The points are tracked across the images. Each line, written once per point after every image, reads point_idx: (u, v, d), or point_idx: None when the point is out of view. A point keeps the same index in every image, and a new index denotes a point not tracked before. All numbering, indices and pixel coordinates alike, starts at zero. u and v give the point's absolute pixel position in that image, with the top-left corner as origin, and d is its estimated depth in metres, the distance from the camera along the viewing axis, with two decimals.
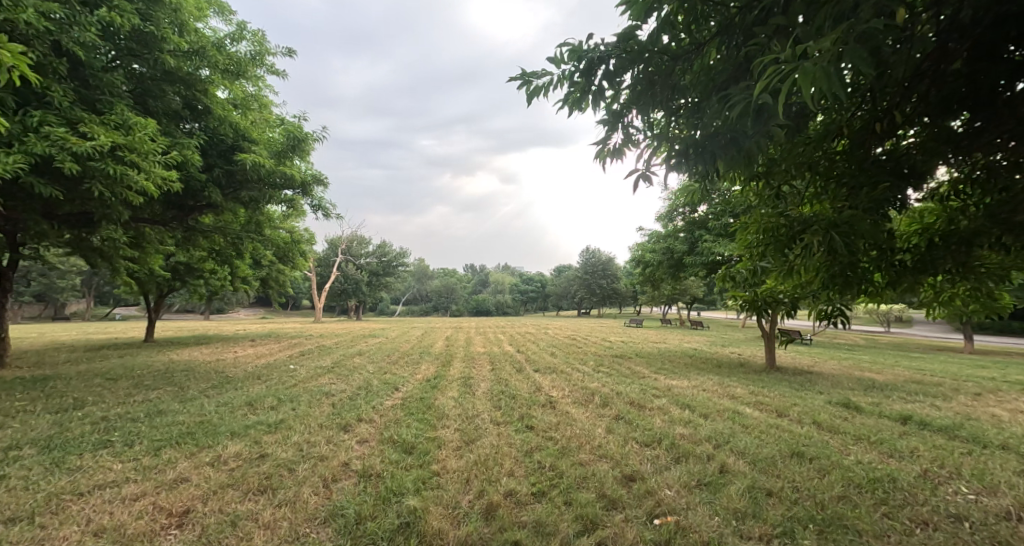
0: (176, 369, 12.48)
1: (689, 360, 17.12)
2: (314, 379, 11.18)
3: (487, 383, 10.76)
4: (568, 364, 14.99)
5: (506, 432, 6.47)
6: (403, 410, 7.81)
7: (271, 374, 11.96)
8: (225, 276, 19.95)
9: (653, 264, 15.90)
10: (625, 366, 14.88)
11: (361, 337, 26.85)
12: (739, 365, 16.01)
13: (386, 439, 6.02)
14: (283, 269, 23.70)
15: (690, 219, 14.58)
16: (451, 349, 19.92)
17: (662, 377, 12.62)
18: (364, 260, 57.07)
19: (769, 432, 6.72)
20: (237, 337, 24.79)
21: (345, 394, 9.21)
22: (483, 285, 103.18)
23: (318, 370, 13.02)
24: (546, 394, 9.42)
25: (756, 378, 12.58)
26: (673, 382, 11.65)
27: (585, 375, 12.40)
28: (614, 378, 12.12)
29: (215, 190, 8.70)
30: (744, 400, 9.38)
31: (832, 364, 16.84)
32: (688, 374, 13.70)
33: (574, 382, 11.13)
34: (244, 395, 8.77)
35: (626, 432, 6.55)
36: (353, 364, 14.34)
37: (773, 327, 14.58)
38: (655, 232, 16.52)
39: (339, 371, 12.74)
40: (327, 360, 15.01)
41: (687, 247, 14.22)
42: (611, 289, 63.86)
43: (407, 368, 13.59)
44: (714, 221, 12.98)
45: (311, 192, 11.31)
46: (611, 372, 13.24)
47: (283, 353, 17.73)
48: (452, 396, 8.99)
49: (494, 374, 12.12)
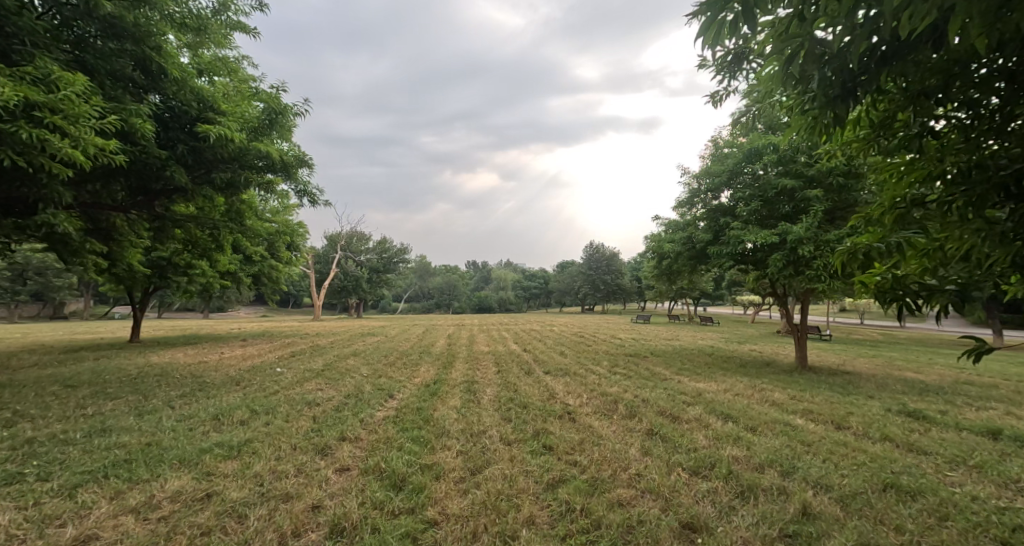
0: (151, 373, 11.33)
1: (709, 360, 15.86)
2: (299, 385, 10.00)
3: (494, 388, 9.56)
4: (581, 364, 13.76)
5: (520, 456, 5.30)
6: (396, 425, 6.63)
7: (255, 378, 10.80)
8: (213, 271, 18.79)
9: (672, 255, 14.69)
10: (643, 366, 13.68)
11: (360, 336, 25.66)
12: (765, 364, 14.78)
13: (371, 467, 4.86)
14: (276, 265, 22.50)
15: (711, 206, 13.46)
16: (453, 348, 18.68)
17: (688, 379, 11.44)
18: (364, 256, 55.88)
19: (840, 453, 5.52)
20: (229, 337, 23.64)
21: (333, 404, 8.04)
22: (486, 281, 101.93)
23: (306, 373, 11.83)
24: (563, 403, 8.22)
25: (791, 380, 11.36)
26: (702, 386, 10.45)
27: (602, 378, 11.20)
28: (636, 381, 10.94)
29: (181, 169, 7.54)
30: (789, 408, 8.16)
31: (865, 363, 15.56)
32: (714, 376, 12.47)
33: (591, 387, 9.92)
34: (214, 406, 7.59)
35: (666, 455, 5.37)
36: (348, 365, 13.16)
37: (804, 324, 13.35)
38: (672, 221, 15.31)
39: (331, 374, 11.56)
40: (319, 362, 13.83)
41: (710, 236, 12.92)
42: (616, 285, 62.59)
43: (405, 370, 12.40)
44: (742, 207, 11.67)
45: (294, 176, 10.11)
46: (630, 374, 12.04)
47: (273, 354, 16.53)
48: (454, 406, 7.81)
49: (502, 377, 10.93)
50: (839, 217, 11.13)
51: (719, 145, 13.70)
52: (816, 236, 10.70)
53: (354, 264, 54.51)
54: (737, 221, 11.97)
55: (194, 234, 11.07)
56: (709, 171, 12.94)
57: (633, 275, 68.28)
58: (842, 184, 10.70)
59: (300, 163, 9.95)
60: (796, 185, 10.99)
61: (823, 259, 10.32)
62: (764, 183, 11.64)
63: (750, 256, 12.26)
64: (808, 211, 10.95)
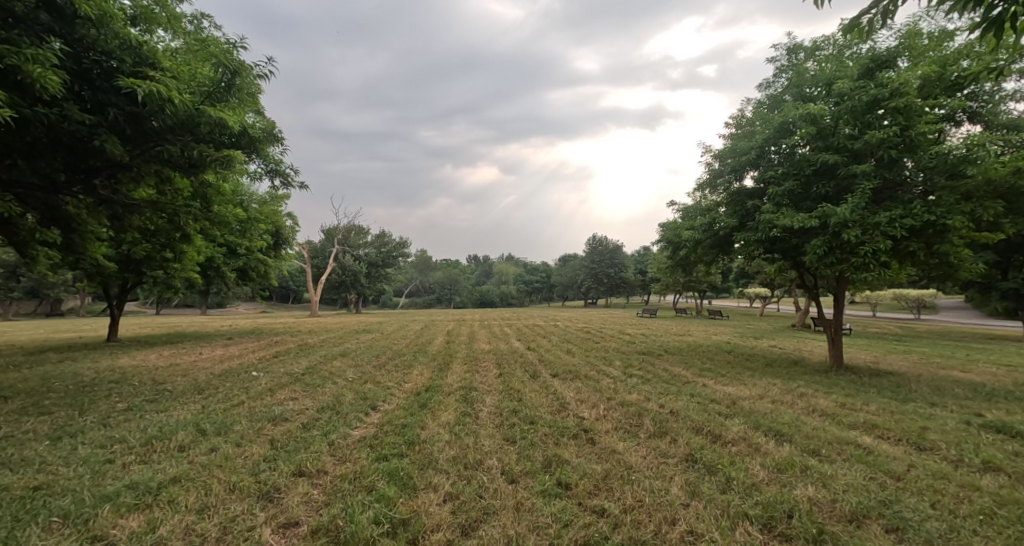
0: (109, 378, 10.05)
1: (729, 358, 14.55)
2: (271, 394, 8.73)
3: (495, 396, 8.26)
4: (592, 366, 12.41)
5: (529, 503, 4.03)
6: (373, 452, 5.33)
7: (223, 385, 9.52)
8: (193, 265, 17.45)
9: (689, 244, 13.36)
10: (660, 367, 12.36)
11: (355, 333, 24.38)
12: (793, 363, 13.41)
13: (328, 529, 3.62)
14: (262, 259, 21.14)
15: (736, 188, 12.10)
16: (450, 347, 17.39)
17: (715, 384, 10.16)
18: (362, 251, 54.40)
19: (950, 494, 4.19)
20: (215, 336, 22.41)
21: (303, 419, 6.75)
22: (488, 275, 100.36)
23: (284, 378, 10.55)
24: (577, 417, 6.90)
25: (830, 384, 10.06)
26: (733, 393, 9.14)
27: (620, 382, 9.89)
28: (657, 386, 9.64)
29: (112, 138, 6.23)
30: (846, 422, 6.82)
31: (900, 361, 14.23)
32: (742, 378, 11.15)
33: (606, 393, 8.63)
34: (156, 424, 6.30)
35: (724, 498, 4.11)
36: (333, 368, 11.85)
37: (839, 320, 11.98)
38: (689, 206, 13.97)
39: (312, 379, 10.26)
40: (302, 364, 12.52)
41: (735, 222, 11.58)
42: (620, 279, 61.03)
43: (396, 374, 11.08)
44: (773, 188, 10.31)
45: (262, 154, 8.76)
46: (649, 377, 10.74)
47: (256, 354, 15.24)
48: (447, 422, 6.52)
49: (504, 381, 9.62)
50: (886, 198, 9.77)
51: (745, 120, 12.31)
52: (862, 218, 9.35)
53: (351, 259, 53.06)
54: (768, 204, 10.63)
55: (154, 222, 9.77)
56: (735, 148, 11.53)
57: (637, 269, 66.68)
58: (894, 159, 9.34)
59: (268, 137, 8.59)
60: (840, 161, 9.62)
61: (873, 246, 8.96)
62: (801, 160, 10.27)
63: (782, 243, 10.94)
64: (853, 191, 9.59)
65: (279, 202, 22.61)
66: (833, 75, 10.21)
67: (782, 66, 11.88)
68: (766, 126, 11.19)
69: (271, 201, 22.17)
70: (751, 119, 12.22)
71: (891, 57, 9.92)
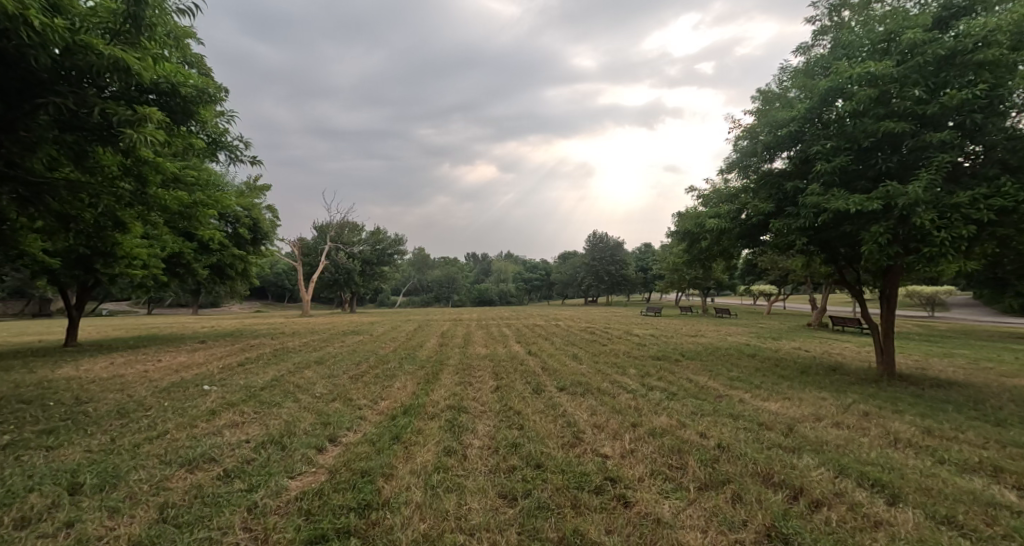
0: (25, 396, 8.36)
1: (757, 365, 12.89)
2: (213, 418, 7.04)
3: (490, 423, 6.60)
4: (605, 376, 10.76)
5: None
6: (309, 529, 3.71)
7: (161, 405, 7.84)
8: (156, 263, 15.74)
9: (714, 235, 11.65)
10: (684, 377, 10.69)
11: (342, 335, 22.63)
12: (832, 370, 11.76)
13: None
14: (239, 255, 19.46)
15: (770, 169, 10.42)
16: (443, 351, 15.70)
17: (754, 400, 8.51)
18: (357, 248, 52.67)
19: None
20: (189, 339, 20.68)
21: (233, 461, 5.07)
22: (486, 272, 98.68)
23: (241, 393, 8.87)
24: (598, 457, 5.24)
25: (892, 399, 8.44)
26: (782, 413, 7.48)
27: (641, 400, 8.23)
28: (686, 404, 7.99)
29: None
30: (955, 461, 5.18)
31: (950, 368, 12.60)
32: (782, 390, 9.49)
33: (627, 415, 6.96)
34: (17, 472, 4.60)
35: None
36: (302, 380, 10.12)
37: (890, 323, 10.32)
38: (713, 192, 12.30)
39: (272, 396, 8.56)
40: (269, 375, 10.81)
41: (772, 208, 9.90)
42: (621, 276, 59.44)
43: (374, 388, 9.41)
44: (822, 165, 8.63)
45: (200, 119, 7.05)
46: (673, 392, 9.09)
47: (223, 361, 13.57)
48: (424, 470, 4.85)
49: (502, 401, 7.94)
50: (962, 175, 8.12)
51: (780, 91, 10.64)
52: (935, 199, 7.70)
53: (345, 256, 51.37)
54: (814, 184, 8.97)
55: (76, 208, 8.08)
56: (771, 120, 9.83)
57: (638, 266, 65.05)
58: (978, 124, 7.63)
59: (204, 97, 6.86)
60: (909, 130, 7.94)
61: (952, 232, 7.32)
62: (853, 130, 8.59)
63: (828, 231, 9.31)
64: (924, 166, 7.91)
65: (258, 194, 20.88)
66: (895, 28, 8.53)
67: (824, 27, 10.19)
68: (809, 94, 9.52)
69: (249, 193, 20.44)
70: (787, 89, 10.53)
71: (966, 7, 8.24)
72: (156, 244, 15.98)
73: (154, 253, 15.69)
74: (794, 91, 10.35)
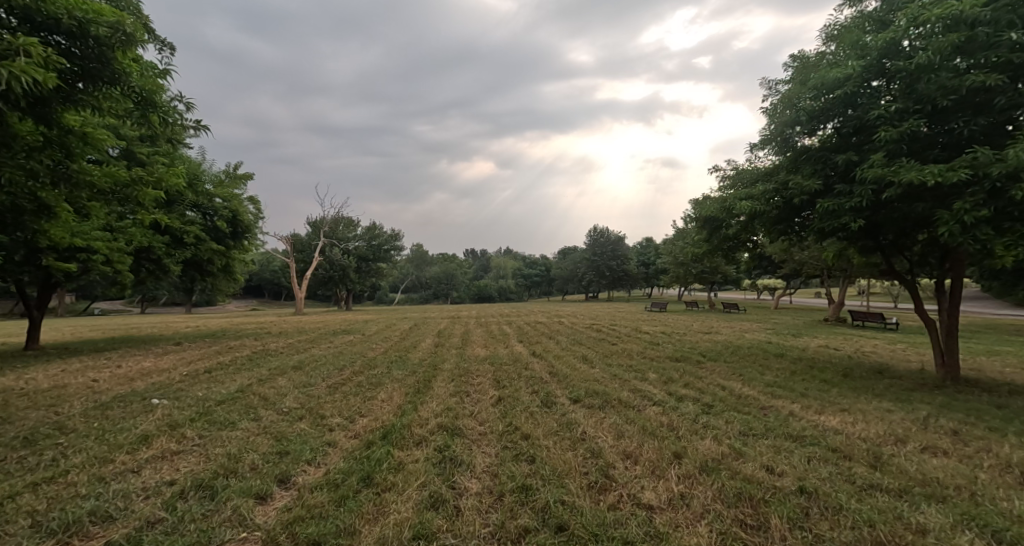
0: None
1: (791, 366, 11.46)
2: (139, 447, 5.57)
3: (492, 455, 5.19)
4: (622, 382, 9.35)
5: None
6: None
7: (83, 428, 6.37)
8: (121, 258, 14.27)
9: (746, 221, 10.24)
10: (714, 384, 9.23)
11: (330, 335, 21.10)
12: (879, 373, 10.32)
13: None
14: (217, 250, 17.97)
15: (814, 143, 8.98)
16: (438, 352, 14.26)
17: (808, 414, 7.05)
18: (352, 244, 51.12)
19: None
20: (164, 341, 19.17)
21: (134, 530, 3.70)
22: (486, 269, 96.83)
23: (191, 409, 7.39)
24: (642, 511, 3.85)
25: (973, 411, 7.03)
26: (850, 432, 6.08)
27: (673, 417, 6.77)
28: (728, 420, 6.60)
29: None
30: None
31: (1005, 369, 11.23)
32: (835, 399, 8.06)
33: (662, 441, 5.55)
34: None
35: None
36: (270, 392, 8.66)
37: (954, 320, 8.89)
38: (741, 175, 10.91)
39: (226, 413, 7.09)
40: (234, 385, 9.32)
41: (819, 185, 8.46)
42: (622, 271, 58.15)
43: (354, 401, 7.99)
44: (888, 131, 7.19)
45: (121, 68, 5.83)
46: (708, 404, 7.63)
47: (189, 366, 12.10)
48: (399, 538, 3.58)
49: (503, 423, 6.49)
50: None
51: (819, 55, 9.25)
52: None
53: (340, 252, 49.75)
54: (875, 156, 7.54)
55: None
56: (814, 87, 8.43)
57: (639, 260, 63.55)
58: None
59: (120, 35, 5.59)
60: (1002, 83, 6.51)
61: None
62: (924, 91, 7.17)
63: (889, 212, 7.90)
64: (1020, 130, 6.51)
65: (239, 184, 19.40)
66: None
67: None
68: (859, 53, 8.12)
69: (229, 183, 18.98)
70: (828, 51, 9.12)
71: None
72: (120, 237, 14.47)
73: (118, 248, 14.21)
74: (835, 52, 8.95)
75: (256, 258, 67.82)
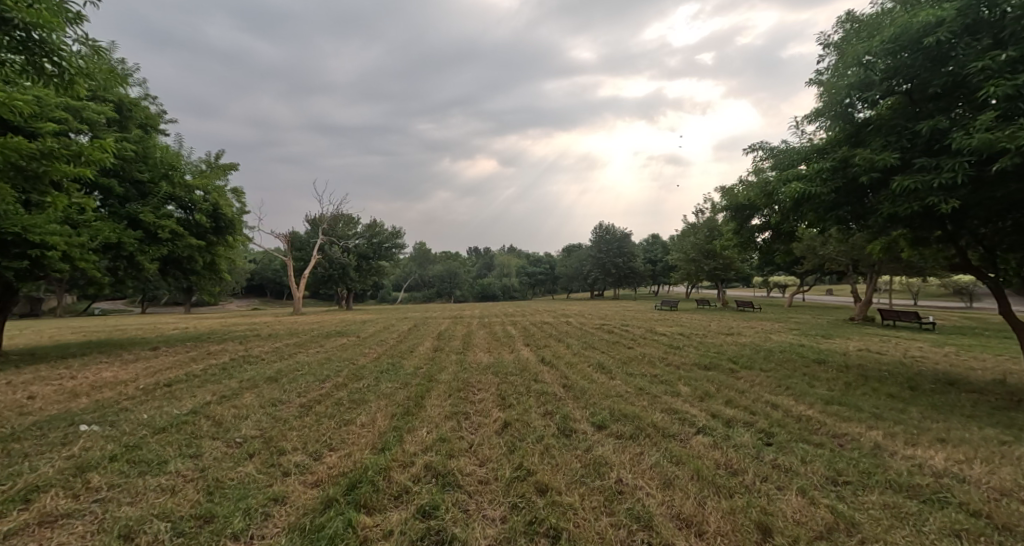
0: None
1: (843, 377, 9.92)
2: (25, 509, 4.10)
3: (497, 526, 3.92)
4: (651, 399, 7.81)
5: None
6: None
7: None
8: (83, 255, 12.83)
9: (794, 206, 8.71)
10: (762, 401, 7.68)
11: (321, 338, 19.56)
12: (953, 386, 8.73)
13: None
14: (197, 247, 16.44)
15: (881, 112, 7.52)
16: (435, 359, 12.71)
17: (901, 446, 5.48)
18: (352, 241, 49.69)
19: None
20: (141, 345, 17.64)
21: None
22: (489, 267, 94.93)
23: (119, 441, 5.84)
24: None
25: None
26: (976, 479, 4.55)
27: (729, 452, 5.25)
28: (803, 457, 5.09)
29: None
30: None
31: None
32: (921, 422, 6.53)
33: (734, 499, 4.11)
34: None
35: None
36: (228, 414, 7.13)
37: None
38: (787, 156, 9.40)
39: (160, 447, 5.58)
40: (189, 404, 7.79)
41: (897, 159, 6.93)
42: (628, 268, 56.55)
43: (326, 427, 6.49)
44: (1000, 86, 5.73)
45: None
46: (766, 432, 6.07)
47: (150, 378, 10.54)
48: None
49: (509, 470, 4.97)
50: None
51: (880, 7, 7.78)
52: None
53: (340, 250, 48.29)
54: (982, 119, 6.04)
55: None
56: (884, 42, 6.95)
57: (646, 258, 61.98)
58: None
59: None
60: None
61: None
62: None
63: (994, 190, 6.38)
64: None
65: (221, 174, 17.90)
66: None
67: None
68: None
69: (211, 173, 17.53)
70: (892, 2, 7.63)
71: None
72: (84, 231, 13.00)
73: (80, 243, 12.72)
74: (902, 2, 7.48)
75: (254, 257, 66.31)
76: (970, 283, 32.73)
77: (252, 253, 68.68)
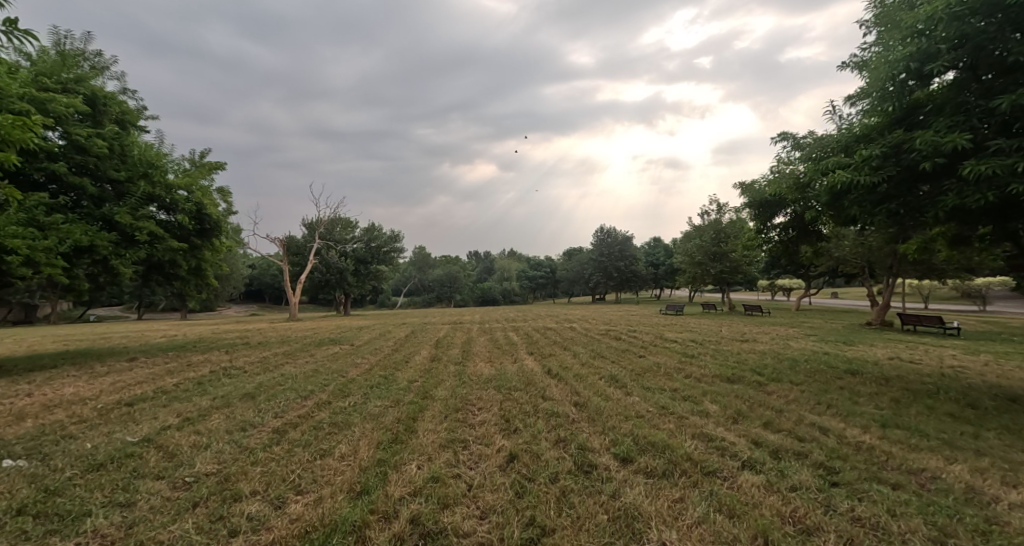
0: None
1: (886, 391, 8.85)
2: None
3: None
4: (678, 421, 6.73)
5: None
6: None
7: None
8: (50, 259, 11.81)
9: (838, 198, 7.66)
10: (808, 424, 6.61)
11: (311, 346, 18.49)
12: (1017, 403, 7.67)
13: None
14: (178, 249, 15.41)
15: (945, 90, 6.52)
16: (431, 371, 11.61)
17: (1000, 489, 4.45)
18: (350, 245, 48.65)
19: None
20: (119, 355, 16.55)
21: None
22: (489, 270, 93.72)
23: (39, 483, 4.77)
24: None
25: None
26: None
27: (793, 500, 4.20)
28: (890, 509, 4.05)
29: None
30: None
31: None
32: (1007, 452, 5.47)
33: None
34: None
35: None
36: (185, 443, 6.06)
37: None
38: (828, 143, 8.36)
39: (88, 493, 4.53)
40: (144, 430, 6.70)
41: (970, 141, 5.93)
42: (631, 271, 55.49)
43: (296, 461, 5.43)
44: None
45: None
46: (826, 467, 5.03)
47: (113, 395, 9.43)
48: None
49: (519, 528, 3.93)
50: None
51: None
52: None
53: (337, 254, 47.26)
54: None
55: None
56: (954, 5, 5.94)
57: (648, 261, 60.92)
58: None
59: None
60: None
61: None
62: None
63: None
64: None
65: (207, 173, 16.87)
66: None
67: None
68: None
69: (195, 172, 16.53)
70: None
71: None
72: (52, 234, 12.02)
73: (47, 246, 11.70)
74: None
75: (251, 261, 65.20)
76: (986, 286, 31.67)
77: (249, 257, 67.63)
